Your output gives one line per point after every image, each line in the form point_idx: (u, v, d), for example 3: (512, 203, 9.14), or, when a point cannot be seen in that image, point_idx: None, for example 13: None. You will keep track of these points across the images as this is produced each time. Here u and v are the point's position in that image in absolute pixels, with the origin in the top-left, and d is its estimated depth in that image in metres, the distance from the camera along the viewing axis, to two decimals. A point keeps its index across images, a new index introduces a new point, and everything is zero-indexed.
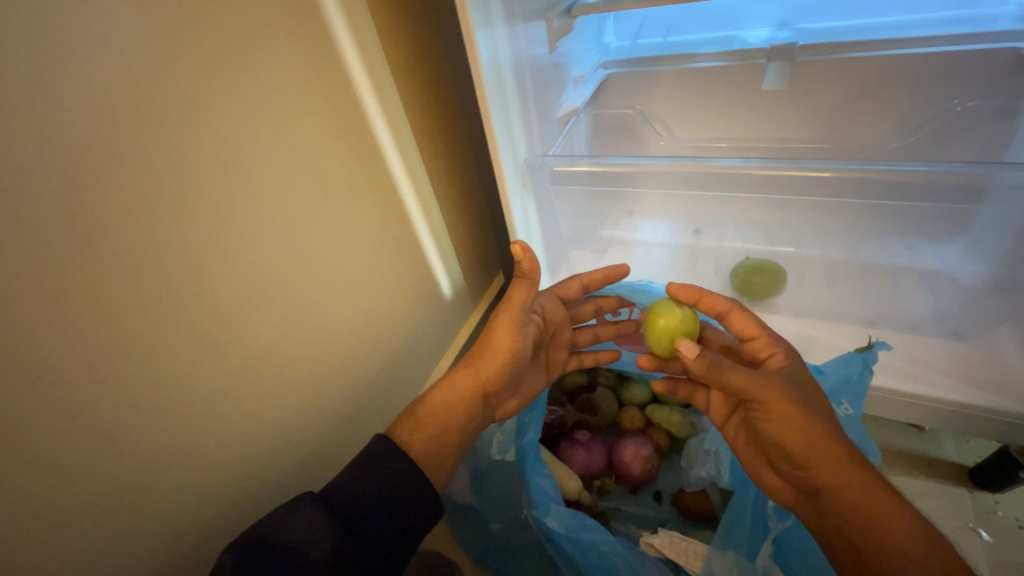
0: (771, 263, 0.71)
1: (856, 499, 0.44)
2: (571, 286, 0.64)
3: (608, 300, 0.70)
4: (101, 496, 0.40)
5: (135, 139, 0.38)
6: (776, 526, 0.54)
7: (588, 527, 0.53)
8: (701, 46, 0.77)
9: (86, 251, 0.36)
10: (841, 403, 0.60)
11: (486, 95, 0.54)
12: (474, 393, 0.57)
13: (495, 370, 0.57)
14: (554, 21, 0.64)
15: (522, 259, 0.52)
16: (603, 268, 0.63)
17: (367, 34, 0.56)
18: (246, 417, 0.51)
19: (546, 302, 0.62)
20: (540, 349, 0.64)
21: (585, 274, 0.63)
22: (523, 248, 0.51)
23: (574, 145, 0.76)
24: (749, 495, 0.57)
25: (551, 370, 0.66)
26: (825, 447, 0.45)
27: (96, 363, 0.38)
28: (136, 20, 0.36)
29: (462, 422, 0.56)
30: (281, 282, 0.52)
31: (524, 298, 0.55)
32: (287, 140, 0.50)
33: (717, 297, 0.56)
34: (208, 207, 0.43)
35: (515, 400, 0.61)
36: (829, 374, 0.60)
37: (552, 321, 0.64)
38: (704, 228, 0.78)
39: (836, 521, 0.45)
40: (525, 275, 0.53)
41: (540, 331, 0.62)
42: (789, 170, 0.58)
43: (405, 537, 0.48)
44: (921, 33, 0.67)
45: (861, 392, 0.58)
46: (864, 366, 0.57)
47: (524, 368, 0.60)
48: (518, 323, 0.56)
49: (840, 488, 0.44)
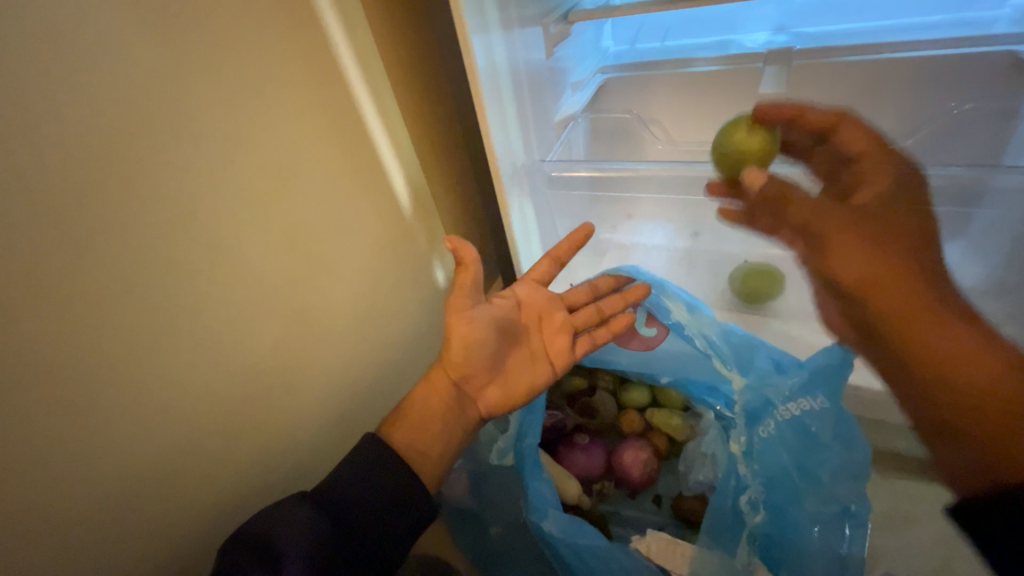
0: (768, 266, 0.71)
1: (865, 272, 0.51)
2: (543, 266, 0.61)
3: (604, 279, 0.66)
4: (95, 498, 0.41)
5: (128, 148, 0.38)
6: (749, 521, 0.55)
7: (585, 532, 0.53)
8: (697, 51, 0.78)
9: (79, 257, 0.37)
10: (818, 396, 0.57)
11: (482, 96, 0.55)
12: (448, 383, 0.56)
13: (458, 357, 0.55)
14: (551, 27, 0.64)
15: (456, 248, 0.53)
16: (566, 235, 0.60)
17: (362, 41, 0.57)
18: (241, 421, 0.51)
19: (520, 289, 0.60)
20: (526, 334, 0.60)
21: (555, 249, 0.61)
22: (450, 240, 0.53)
23: (573, 149, 0.76)
24: (725, 492, 0.56)
25: (548, 354, 0.59)
26: (883, 239, 0.51)
27: (89, 367, 0.38)
28: (130, 34, 0.37)
29: (441, 417, 0.55)
30: (278, 287, 0.52)
31: (468, 282, 0.54)
32: (281, 147, 0.50)
33: (820, 113, 0.55)
34: (200, 214, 0.44)
35: (498, 389, 0.58)
36: (806, 367, 0.58)
37: (532, 305, 0.60)
38: (703, 231, 0.76)
39: (873, 309, 0.51)
40: (462, 260, 0.53)
41: (513, 315, 0.59)
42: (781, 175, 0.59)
43: (398, 538, 0.48)
44: (916, 36, 0.67)
45: (835, 385, 0.56)
46: (842, 358, 0.56)
47: (499, 352, 0.57)
48: (468, 306, 0.54)
49: (870, 280, 0.51)
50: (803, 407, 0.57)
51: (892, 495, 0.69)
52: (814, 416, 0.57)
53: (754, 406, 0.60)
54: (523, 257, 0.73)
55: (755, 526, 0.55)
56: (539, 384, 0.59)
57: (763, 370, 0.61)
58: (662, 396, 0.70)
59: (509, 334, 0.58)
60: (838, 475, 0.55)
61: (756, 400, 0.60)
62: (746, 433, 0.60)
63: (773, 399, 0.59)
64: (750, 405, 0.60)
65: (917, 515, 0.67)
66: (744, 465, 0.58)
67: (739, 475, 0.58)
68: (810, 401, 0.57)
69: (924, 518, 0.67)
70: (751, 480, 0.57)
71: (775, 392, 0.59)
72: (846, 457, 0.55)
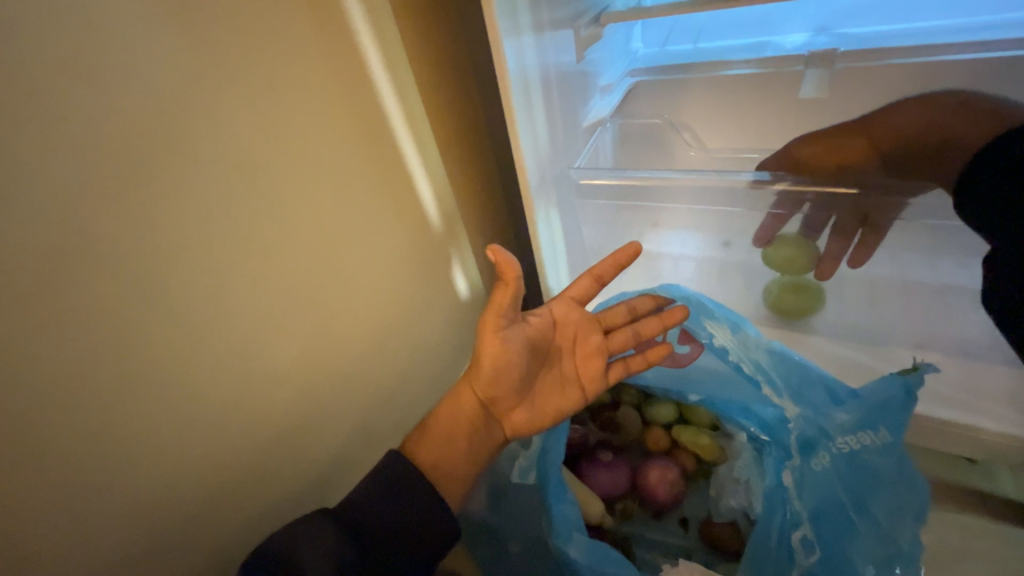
0: (810, 281, 0.67)
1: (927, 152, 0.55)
2: (582, 284, 0.58)
3: (642, 300, 0.61)
4: (118, 502, 0.41)
5: (153, 154, 0.38)
6: (803, 561, 0.52)
7: (612, 560, 0.51)
8: (733, 53, 0.74)
9: (104, 263, 0.37)
10: (880, 430, 0.54)
11: (511, 102, 0.53)
12: (476, 403, 0.55)
13: (487, 378, 0.53)
14: (583, 30, 0.62)
15: (497, 261, 0.48)
16: (610, 254, 0.56)
17: (390, 43, 0.56)
18: (262, 428, 0.51)
19: (556, 307, 0.58)
20: (558, 357, 0.58)
21: (597, 267, 0.57)
22: (495, 250, 0.48)
23: (600, 155, 0.74)
24: (772, 525, 0.54)
25: (579, 378, 0.58)
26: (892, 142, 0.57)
27: (112, 372, 0.38)
28: (159, 39, 0.37)
29: (467, 435, 0.54)
30: (302, 293, 0.52)
31: (508, 301, 0.50)
32: (308, 152, 0.50)
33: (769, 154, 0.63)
34: (223, 220, 0.44)
35: (525, 412, 0.56)
36: (865, 397, 0.54)
37: (567, 326, 0.58)
38: (736, 241, 0.69)
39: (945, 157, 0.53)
40: (503, 276, 0.49)
41: (546, 335, 0.56)
42: (808, 190, 0.55)
43: (417, 556, 0.46)
44: (977, 36, 0.62)
45: (902, 419, 0.53)
46: (907, 391, 0.52)
47: (529, 374, 0.55)
48: (501, 326, 0.52)
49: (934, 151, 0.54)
50: (863, 441, 0.54)
51: (939, 528, 0.65)
52: (874, 451, 0.54)
53: (809, 436, 0.56)
54: (547, 267, 0.71)
55: (808, 567, 0.52)
56: (567, 410, 0.57)
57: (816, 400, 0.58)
58: (690, 413, 0.67)
59: (541, 355, 0.56)
60: (895, 516, 0.51)
61: (812, 430, 0.56)
62: (799, 464, 0.56)
63: (830, 430, 0.56)
64: (804, 434, 0.57)
65: (969, 552, 0.63)
66: (797, 499, 0.54)
67: (790, 509, 0.54)
68: (871, 435, 0.54)
69: (974, 553, 0.63)
70: (803, 515, 0.53)
71: (833, 423, 0.56)
72: (903, 496, 0.52)
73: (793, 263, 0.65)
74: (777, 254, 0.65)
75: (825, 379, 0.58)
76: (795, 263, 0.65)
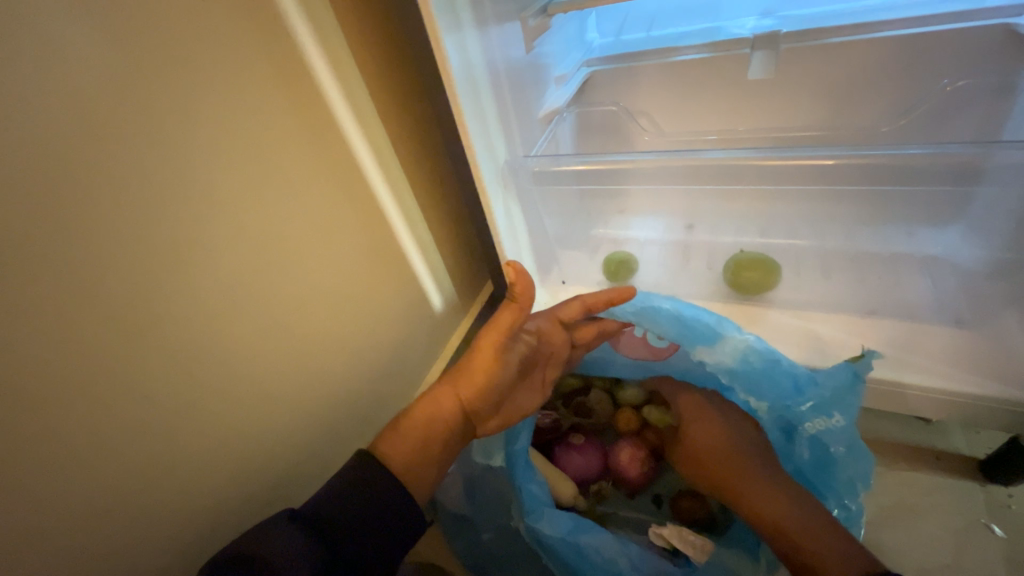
0: (764, 272, 0.69)
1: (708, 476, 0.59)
2: (573, 307, 0.60)
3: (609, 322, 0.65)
4: (65, 510, 0.40)
5: (78, 152, 0.37)
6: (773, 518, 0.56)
7: (586, 529, 0.53)
8: (683, 39, 0.75)
9: (28, 266, 0.35)
10: (835, 415, 0.56)
11: (458, 94, 0.53)
12: (455, 407, 0.56)
13: (474, 390, 0.56)
14: (529, 22, 0.63)
15: (515, 279, 0.50)
16: (608, 290, 0.59)
17: (332, 33, 0.54)
18: (218, 430, 0.50)
19: (543, 323, 0.60)
20: (533, 366, 0.61)
21: (589, 296, 0.60)
22: (515, 269, 0.49)
23: (559, 144, 0.74)
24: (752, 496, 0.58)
25: (544, 387, 0.62)
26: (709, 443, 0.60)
27: (43, 377, 0.37)
28: (76, 33, 0.36)
29: (442, 437, 0.55)
30: (255, 292, 0.51)
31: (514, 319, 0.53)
32: (252, 150, 0.49)
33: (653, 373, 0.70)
34: (163, 221, 0.43)
35: (497, 418, 0.58)
36: (823, 386, 0.56)
37: (548, 344, 0.61)
38: (697, 222, 0.76)
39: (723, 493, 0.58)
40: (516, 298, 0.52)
41: (530, 351, 0.59)
42: (782, 158, 0.56)
43: (385, 546, 0.47)
44: (907, 13, 0.66)
45: (852, 404, 0.55)
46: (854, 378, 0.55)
47: (508, 384, 0.58)
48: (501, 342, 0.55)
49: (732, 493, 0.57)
50: (819, 426, 0.57)
51: (899, 489, 0.67)
52: (831, 434, 0.56)
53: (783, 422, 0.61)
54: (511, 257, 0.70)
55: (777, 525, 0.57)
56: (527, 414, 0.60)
57: (782, 389, 0.59)
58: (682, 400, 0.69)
59: (522, 367, 0.59)
60: (848, 485, 0.56)
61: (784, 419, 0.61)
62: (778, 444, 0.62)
63: (796, 417, 0.59)
64: (780, 420, 0.61)
65: (925, 509, 0.65)
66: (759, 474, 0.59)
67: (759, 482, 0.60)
68: (825, 420, 0.56)
69: (931, 510, 0.65)
70: None
71: (800, 411, 0.58)
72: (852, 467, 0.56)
73: (755, 267, 0.69)
74: (740, 267, 0.70)
75: (791, 369, 0.58)
76: (754, 270, 0.69)
